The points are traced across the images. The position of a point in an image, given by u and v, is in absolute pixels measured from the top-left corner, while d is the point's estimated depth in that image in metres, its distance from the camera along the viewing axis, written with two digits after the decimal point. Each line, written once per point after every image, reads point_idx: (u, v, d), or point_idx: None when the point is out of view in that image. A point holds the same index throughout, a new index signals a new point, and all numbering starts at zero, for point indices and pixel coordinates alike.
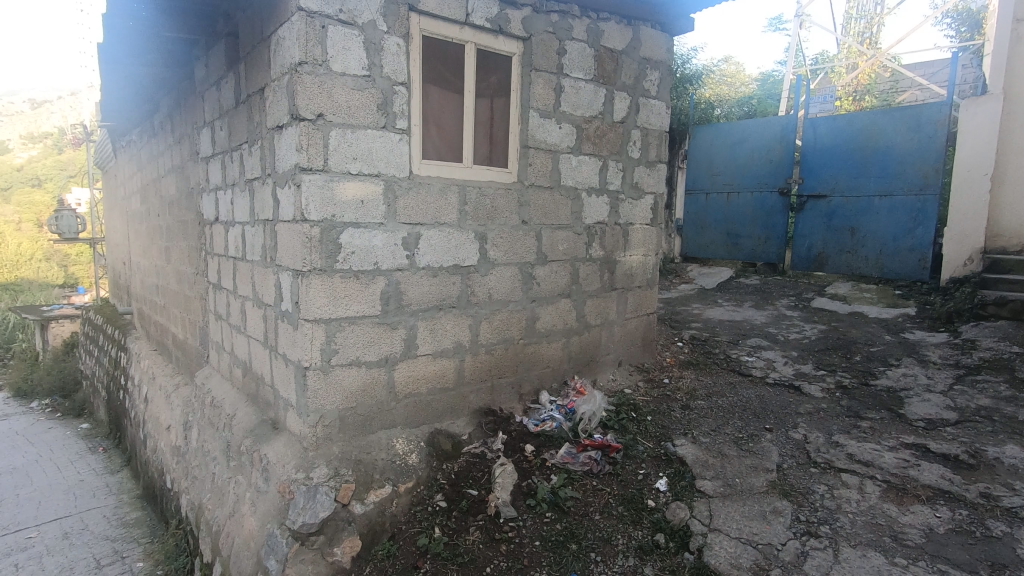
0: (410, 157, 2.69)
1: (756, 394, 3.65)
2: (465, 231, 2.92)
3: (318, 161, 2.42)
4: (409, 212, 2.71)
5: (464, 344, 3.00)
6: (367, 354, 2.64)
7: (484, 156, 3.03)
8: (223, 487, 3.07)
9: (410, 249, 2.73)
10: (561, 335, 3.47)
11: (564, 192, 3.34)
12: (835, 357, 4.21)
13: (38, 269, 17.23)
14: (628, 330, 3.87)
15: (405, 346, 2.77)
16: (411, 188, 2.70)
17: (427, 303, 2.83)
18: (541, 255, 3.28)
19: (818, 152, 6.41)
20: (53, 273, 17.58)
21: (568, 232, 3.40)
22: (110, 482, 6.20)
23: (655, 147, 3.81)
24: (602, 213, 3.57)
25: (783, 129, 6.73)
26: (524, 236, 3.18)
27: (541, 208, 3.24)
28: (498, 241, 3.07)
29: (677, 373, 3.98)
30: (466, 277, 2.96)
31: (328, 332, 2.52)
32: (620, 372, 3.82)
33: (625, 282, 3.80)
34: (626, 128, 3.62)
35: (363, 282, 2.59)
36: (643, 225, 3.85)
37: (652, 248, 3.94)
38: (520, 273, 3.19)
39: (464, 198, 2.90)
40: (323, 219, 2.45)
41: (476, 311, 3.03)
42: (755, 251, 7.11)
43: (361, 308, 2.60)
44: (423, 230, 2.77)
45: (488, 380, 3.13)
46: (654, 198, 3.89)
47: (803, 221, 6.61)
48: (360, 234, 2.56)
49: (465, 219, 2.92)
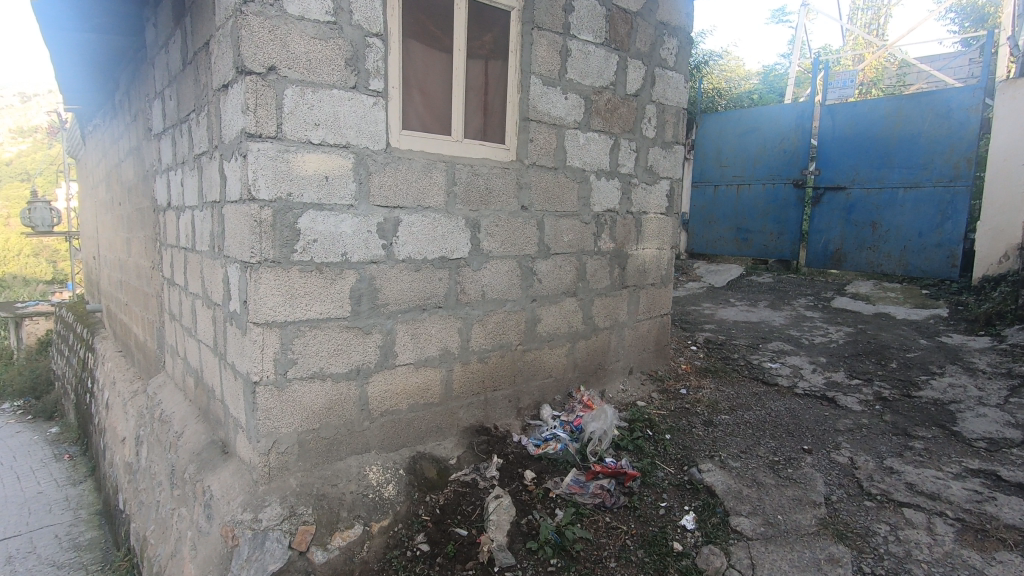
0: (388, 126, 2.23)
1: (786, 407, 3.22)
2: (453, 218, 2.46)
3: (270, 126, 1.94)
4: (386, 193, 2.24)
5: (453, 352, 2.53)
6: (334, 365, 2.17)
7: (477, 129, 2.56)
8: (166, 520, 2.60)
9: (387, 238, 2.27)
10: (566, 340, 3.01)
11: (570, 173, 2.88)
12: (869, 363, 3.77)
13: (25, 265, 16.65)
14: (640, 333, 3.42)
15: (382, 355, 2.30)
16: (389, 165, 2.24)
17: (409, 303, 2.36)
18: (543, 247, 2.82)
19: (838, 140, 5.96)
20: (39, 268, 16.92)
21: (574, 221, 2.94)
22: (70, 495, 5.70)
23: (672, 127, 3.36)
24: (613, 199, 3.12)
25: (799, 117, 6.28)
26: (524, 224, 2.72)
27: (544, 192, 2.78)
28: (494, 230, 2.61)
29: (694, 381, 3.53)
30: (455, 272, 2.50)
31: (284, 338, 2.04)
32: (631, 382, 3.37)
33: (638, 279, 3.34)
34: (641, 103, 3.16)
35: (328, 278, 2.13)
36: (658, 214, 3.40)
37: (667, 241, 3.49)
38: (519, 268, 2.73)
39: (453, 178, 2.43)
40: (275, 199, 1.97)
41: (468, 312, 2.57)
42: (766, 247, 6.69)
43: (326, 309, 2.13)
44: (404, 215, 2.31)
45: (482, 394, 2.67)
46: (670, 184, 3.43)
47: (820, 215, 6.17)
48: (324, 218, 2.09)
49: (453, 202, 2.45)
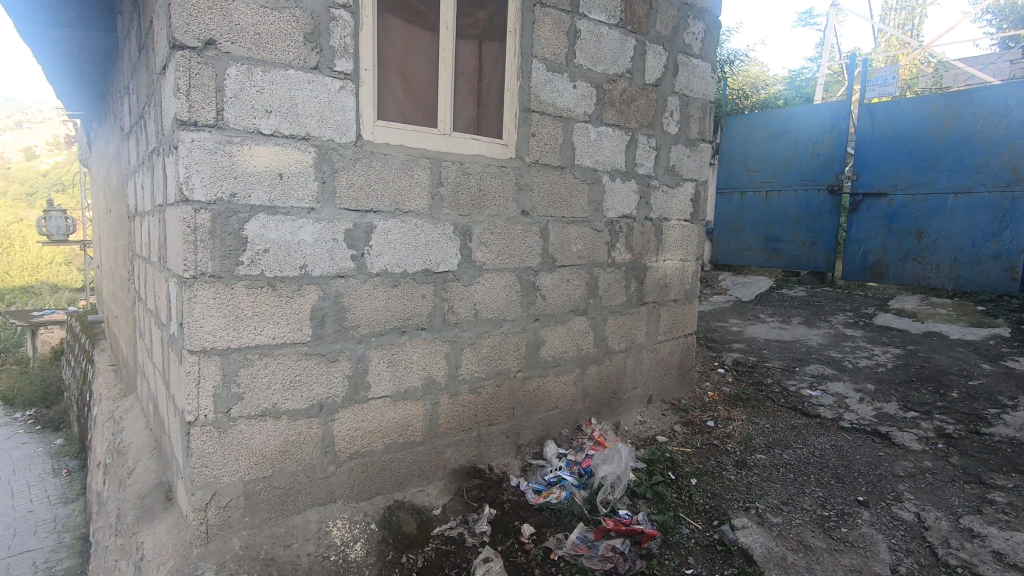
0: (359, 116, 1.88)
1: (832, 446, 2.76)
2: (438, 225, 2.10)
3: (208, 112, 1.60)
4: (356, 194, 1.89)
5: (438, 381, 2.16)
6: (290, 399, 1.82)
7: (469, 121, 2.20)
8: (110, 570, 2.26)
9: (358, 248, 1.91)
10: (574, 365, 2.61)
11: (579, 173, 2.50)
12: (925, 392, 3.29)
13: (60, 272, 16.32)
14: (660, 356, 3.01)
15: (350, 388, 1.94)
16: (360, 161, 1.88)
17: (385, 325, 2.00)
18: (548, 258, 2.44)
19: (877, 142, 5.48)
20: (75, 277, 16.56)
21: (584, 228, 2.56)
22: (59, 515, 5.44)
23: (698, 122, 2.96)
24: (629, 204, 2.73)
25: (834, 117, 5.81)
26: (524, 233, 2.35)
27: (548, 195, 2.40)
28: (488, 239, 2.24)
29: (722, 411, 3.09)
30: (441, 288, 2.13)
31: (226, 368, 1.69)
32: (650, 413, 2.95)
33: (658, 294, 2.94)
34: (662, 94, 2.77)
35: (282, 297, 1.77)
36: (681, 221, 2.99)
37: (692, 251, 3.08)
38: (518, 283, 2.35)
39: (438, 177, 2.07)
40: (214, 201, 1.63)
41: (457, 335, 2.19)
42: (798, 257, 6.20)
43: (280, 334, 1.78)
44: (379, 220, 1.95)
45: (474, 430, 2.29)
46: (696, 186, 3.03)
47: (858, 223, 5.68)
48: (278, 223, 1.74)
49: (438, 205, 2.09)
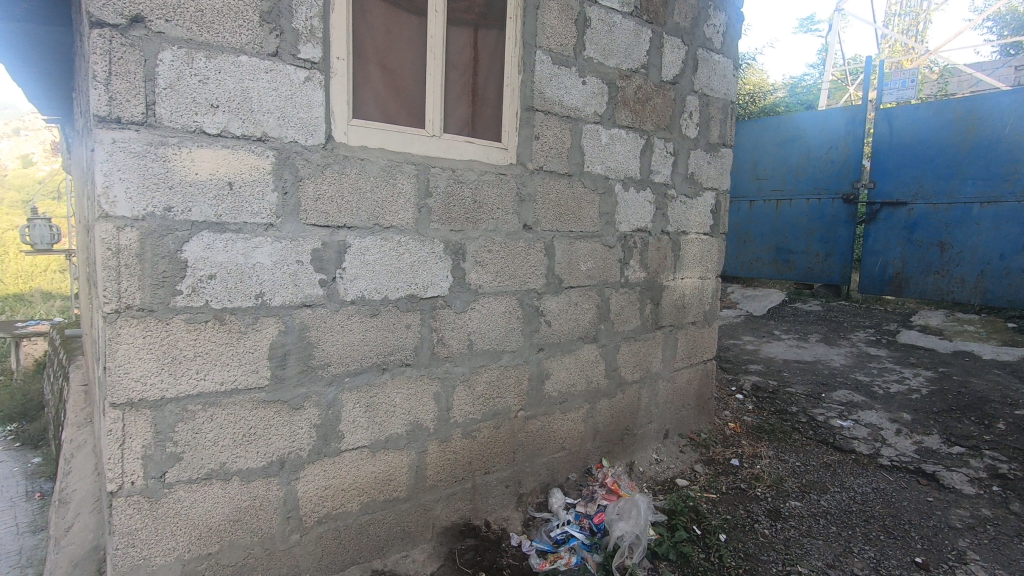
0: (330, 113, 1.57)
1: (873, 490, 2.44)
2: (426, 243, 1.78)
3: (135, 106, 1.28)
4: (325, 207, 1.57)
5: (426, 426, 1.84)
6: (243, 457, 1.49)
7: (463, 122, 1.89)
8: None
9: (328, 271, 1.59)
10: (583, 400, 2.30)
11: (589, 182, 2.20)
12: (968, 423, 2.98)
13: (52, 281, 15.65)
14: (677, 385, 2.69)
15: (319, 439, 1.62)
16: (330, 167, 1.57)
17: (361, 362, 1.68)
18: (553, 279, 2.13)
19: (896, 149, 5.20)
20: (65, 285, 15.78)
21: (594, 244, 2.25)
22: (25, 547, 5.06)
23: (718, 125, 2.67)
24: (644, 216, 2.42)
25: (849, 123, 5.54)
26: (526, 250, 2.03)
27: (554, 207, 2.09)
28: (485, 258, 1.93)
29: (747, 446, 2.78)
30: (429, 317, 1.81)
31: (160, 423, 1.37)
32: (667, 450, 2.63)
33: (675, 317, 2.63)
34: (680, 93, 2.47)
35: (231, 333, 1.45)
36: (700, 235, 2.68)
37: (711, 268, 2.77)
38: (519, 308, 2.04)
39: (425, 186, 1.76)
40: (144, 217, 1.31)
41: (449, 371, 1.87)
42: (811, 270, 5.91)
43: (229, 378, 1.45)
44: (354, 238, 1.63)
45: (468, 480, 1.96)
46: (716, 196, 2.72)
47: (875, 234, 5.39)
48: (227, 243, 1.42)
49: (425, 220, 1.77)
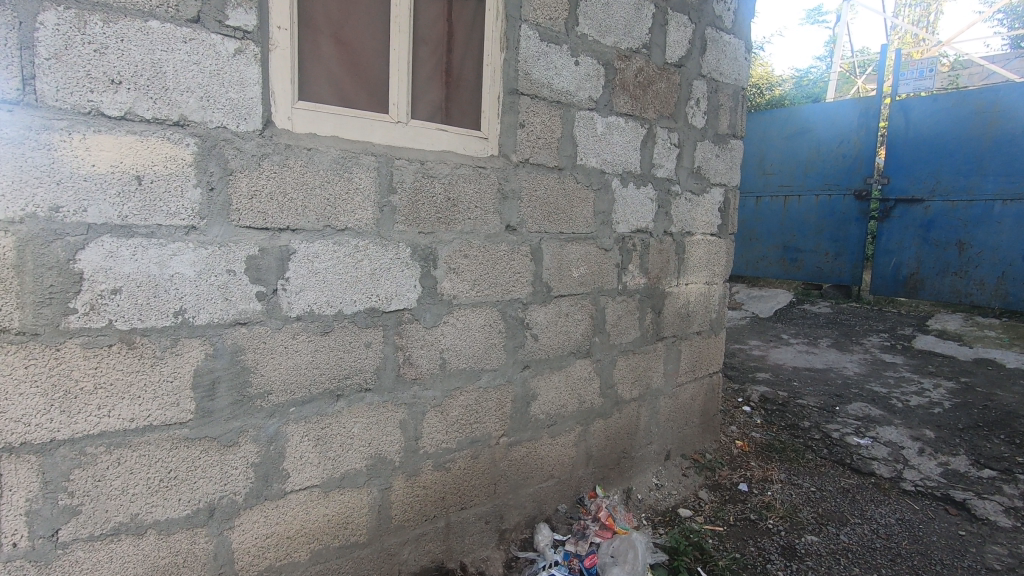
0: (269, 93, 1.32)
1: (898, 522, 2.19)
2: (388, 247, 1.53)
3: (9, 81, 1.03)
4: (261, 206, 1.32)
5: (391, 459, 1.59)
6: (161, 505, 1.25)
7: (435, 106, 1.63)
8: None
9: (267, 283, 1.34)
10: (575, 422, 2.05)
11: (583, 177, 1.94)
12: (997, 442, 2.72)
13: None
14: (680, 402, 2.44)
15: (258, 479, 1.37)
16: (268, 159, 1.31)
17: (310, 388, 1.43)
18: (540, 288, 1.87)
19: (912, 143, 4.93)
20: None
21: (588, 247, 1.99)
22: None
23: (728, 114, 2.40)
24: (645, 215, 2.16)
25: (862, 115, 5.25)
26: (509, 255, 1.78)
27: (541, 206, 1.84)
28: (460, 265, 1.67)
29: (756, 468, 2.53)
30: (393, 334, 1.56)
31: (49, 470, 1.12)
32: (668, 473, 2.38)
33: (678, 327, 2.37)
34: (686, 78, 2.21)
35: (143, 359, 1.20)
36: (707, 236, 2.43)
37: (719, 272, 2.51)
38: (501, 321, 1.79)
39: (386, 181, 1.50)
40: (24, 219, 1.06)
41: (418, 396, 1.62)
42: (820, 269, 5.64)
43: (141, 413, 1.21)
44: (299, 242, 1.38)
45: (441, 517, 1.71)
46: (724, 192, 2.46)
47: (889, 232, 5.12)
48: (137, 251, 1.17)
49: (389, 221, 1.52)
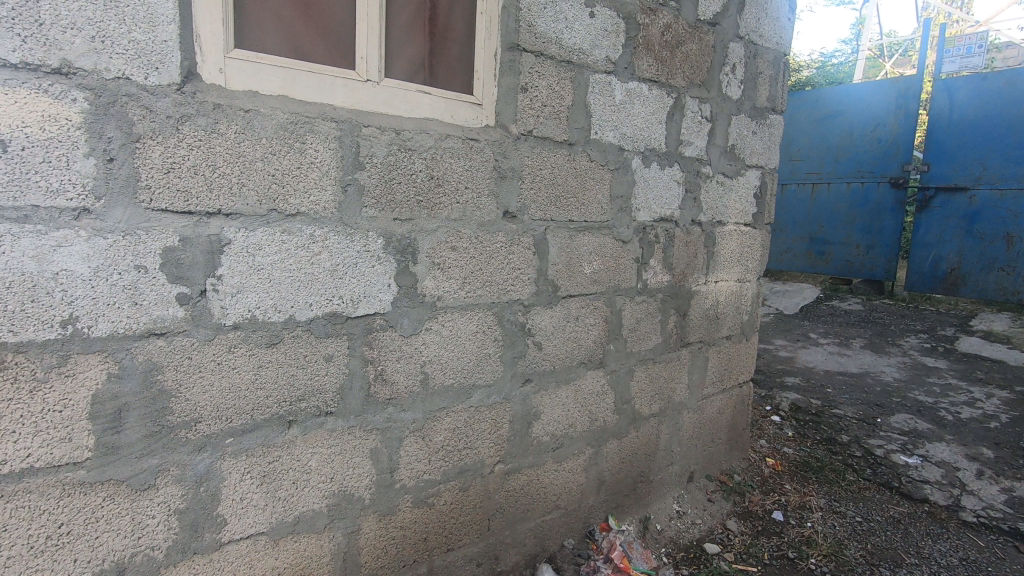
0: (191, 37, 1.01)
1: (963, 563, 1.87)
2: (354, 238, 1.23)
3: None
4: (181, 183, 1.02)
5: (358, 497, 1.30)
6: (50, 569, 0.97)
7: (415, 63, 1.32)
8: None
9: (192, 282, 1.05)
10: (584, 444, 1.75)
11: (598, 155, 1.62)
12: None
13: None
14: (706, 416, 2.13)
15: (183, 530, 1.09)
16: (189, 122, 1.01)
17: (252, 414, 1.14)
18: (545, 287, 1.57)
19: (956, 127, 4.53)
20: None
21: (602, 239, 1.68)
22: None
23: (768, 84, 2.06)
24: (670, 201, 1.84)
25: (900, 97, 4.84)
26: (506, 248, 1.47)
27: (547, 188, 1.52)
28: (446, 260, 1.37)
29: (791, 492, 2.22)
30: (361, 345, 1.26)
31: None
32: (691, 498, 2.08)
33: (705, 331, 2.06)
34: (721, 39, 1.87)
35: (18, 383, 0.91)
36: (740, 226, 2.10)
37: (752, 268, 2.19)
38: (497, 328, 1.48)
39: (351, 154, 1.20)
40: None
41: (393, 419, 1.33)
42: (850, 263, 5.27)
43: (17, 453, 0.92)
44: (235, 231, 1.08)
45: (422, 563, 1.43)
46: (761, 175, 2.13)
47: (928, 223, 4.74)
48: (4, 241, 0.89)
49: (355, 205, 1.22)
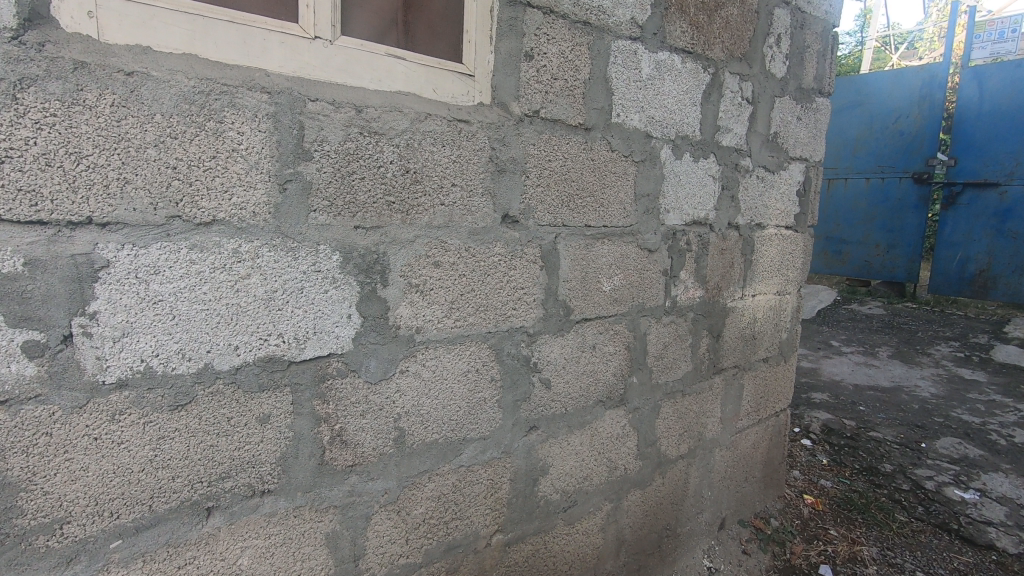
0: None
1: None
2: (298, 254, 0.89)
3: None
4: (23, 180, 0.69)
5: None
6: None
7: (385, 17, 0.98)
8: None
9: (48, 325, 0.72)
10: (601, 499, 1.42)
11: (620, 143, 1.29)
12: None
13: None
14: (740, 452, 1.82)
15: None
16: (33, 88, 0.68)
17: (150, 504, 0.81)
18: (555, 310, 1.24)
19: (986, 118, 4.22)
20: None
21: (625, 248, 1.35)
22: None
23: (815, 61, 1.74)
24: (705, 201, 1.51)
25: (925, 86, 4.52)
26: (506, 262, 1.14)
27: (557, 186, 1.20)
28: (426, 280, 1.04)
29: (837, 539, 1.90)
30: (311, 398, 0.93)
31: None
32: (724, 551, 1.76)
33: (740, 354, 1.74)
34: (765, 3, 1.55)
35: None
36: (781, 230, 1.78)
37: (793, 278, 1.87)
38: (494, 365, 1.16)
39: (290, 139, 0.87)
40: None
41: (357, 494, 1.01)
42: (869, 263, 4.97)
43: None
44: (115, 249, 0.75)
45: None
46: (805, 169, 1.81)
47: (954, 222, 4.43)
48: None
49: (299, 210, 0.89)
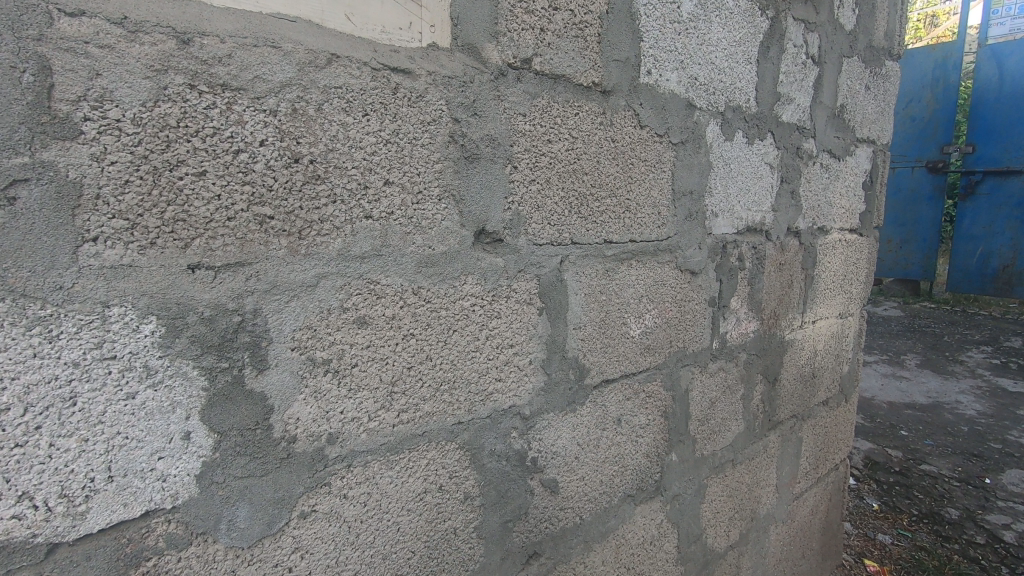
0: None
1: None
2: (57, 330, 0.44)
3: None
4: None
5: None
6: None
7: None
8: None
9: None
10: None
11: (653, 116, 0.86)
12: None
13: None
14: (797, 524, 1.40)
15: None
16: None
17: None
18: (563, 376, 0.80)
19: (1006, 100, 3.87)
20: None
21: (662, 272, 0.92)
22: None
23: (886, 12, 1.32)
24: (761, 198, 1.08)
25: (937, 68, 4.16)
26: (484, 309, 0.70)
27: (562, 182, 0.75)
28: (343, 353, 0.59)
29: None
30: None
31: None
32: None
33: (799, 399, 1.32)
34: None
35: None
36: (845, 234, 1.36)
37: (857, 295, 1.45)
38: (470, 477, 0.72)
39: (15, 93, 0.41)
40: None
41: None
42: (880, 260, 4.63)
43: None
44: None
45: None
46: (872, 155, 1.39)
47: (972, 214, 4.11)
48: None
49: (50, 241, 0.43)
